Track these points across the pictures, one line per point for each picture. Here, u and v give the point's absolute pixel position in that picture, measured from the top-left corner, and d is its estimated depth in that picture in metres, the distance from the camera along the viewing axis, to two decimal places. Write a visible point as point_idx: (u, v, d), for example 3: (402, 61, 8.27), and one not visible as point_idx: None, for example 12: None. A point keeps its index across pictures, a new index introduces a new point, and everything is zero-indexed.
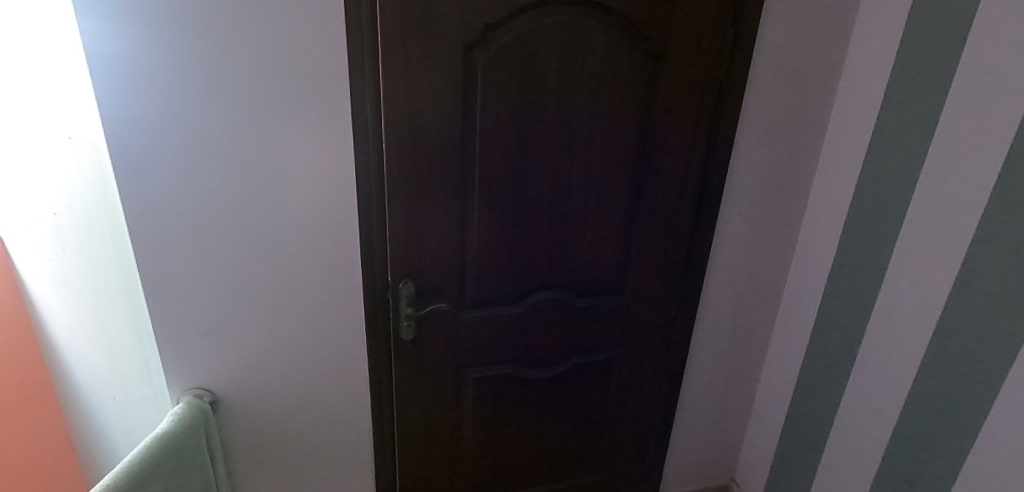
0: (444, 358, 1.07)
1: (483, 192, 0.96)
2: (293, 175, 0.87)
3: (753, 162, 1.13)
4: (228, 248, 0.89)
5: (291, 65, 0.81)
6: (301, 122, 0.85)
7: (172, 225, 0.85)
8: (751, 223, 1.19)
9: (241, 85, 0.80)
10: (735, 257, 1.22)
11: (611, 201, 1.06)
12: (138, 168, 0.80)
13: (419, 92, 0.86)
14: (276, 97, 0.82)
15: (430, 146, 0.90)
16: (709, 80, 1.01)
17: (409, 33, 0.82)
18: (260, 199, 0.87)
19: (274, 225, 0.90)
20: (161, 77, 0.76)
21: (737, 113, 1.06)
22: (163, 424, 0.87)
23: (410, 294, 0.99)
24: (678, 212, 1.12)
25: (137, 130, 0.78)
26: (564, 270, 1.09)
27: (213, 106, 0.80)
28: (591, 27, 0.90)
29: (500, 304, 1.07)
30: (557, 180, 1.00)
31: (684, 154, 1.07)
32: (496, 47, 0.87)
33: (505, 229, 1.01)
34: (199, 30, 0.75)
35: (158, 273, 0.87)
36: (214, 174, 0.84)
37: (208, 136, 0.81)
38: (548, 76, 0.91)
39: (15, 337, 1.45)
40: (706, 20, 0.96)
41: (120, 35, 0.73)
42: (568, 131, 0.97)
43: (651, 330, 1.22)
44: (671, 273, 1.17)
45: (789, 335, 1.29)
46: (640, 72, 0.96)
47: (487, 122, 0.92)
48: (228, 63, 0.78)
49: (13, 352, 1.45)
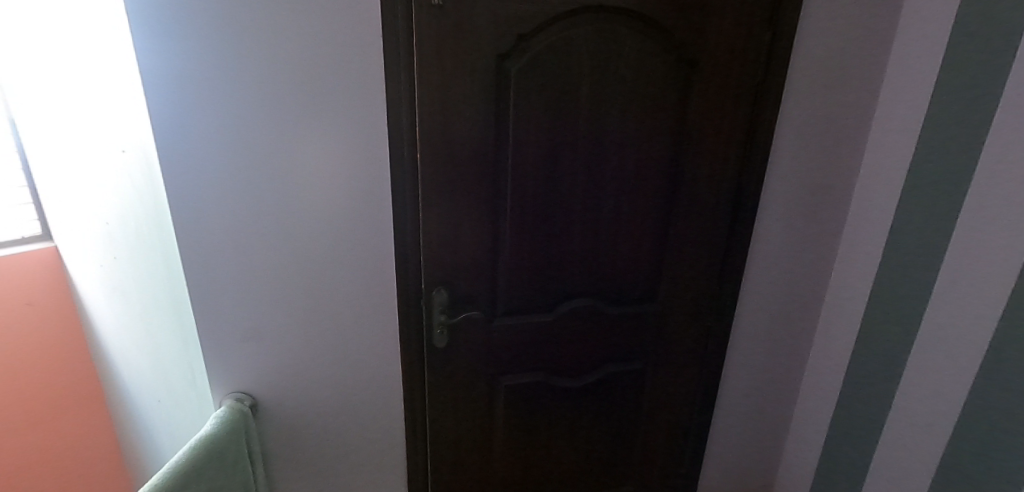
0: (476, 366, 1.08)
1: (516, 201, 0.97)
2: (331, 184, 0.90)
3: (791, 167, 1.10)
4: (269, 256, 0.92)
5: (332, 77, 0.83)
6: (339, 132, 0.87)
7: (217, 232, 0.89)
8: (788, 230, 1.16)
9: (282, 96, 0.83)
10: (773, 265, 1.19)
11: (644, 209, 1.04)
12: (186, 179, 0.84)
13: (454, 103, 0.87)
14: (314, 108, 0.85)
15: (463, 153, 0.91)
16: (744, 85, 1.00)
17: (445, 44, 0.83)
18: (299, 208, 0.90)
19: (312, 232, 0.92)
20: (211, 92, 0.80)
21: (775, 117, 1.04)
22: (207, 427, 0.90)
23: (444, 302, 1.00)
24: (714, 218, 1.10)
25: (187, 141, 0.82)
26: (596, 278, 1.08)
27: (257, 120, 0.83)
28: (624, 35, 0.90)
29: (531, 312, 1.07)
30: (589, 187, 1.00)
31: (720, 159, 1.05)
32: (530, 56, 0.87)
33: (537, 237, 1.01)
34: (244, 45, 0.78)
35: (203, 279, 0.91)
36: (257, 184, 0.87)
37: (251, 146, 0.85)
38: (581, 84, 0.91)
39: None
40: (741, 24, 0.95)
41: (172, 53, 0.76)
42: (600, 139, 0.96)
43: (684, 339, 1.20)
44: (706, 281, 1.15)
45: (830, 345, 1.24)
46: (673, 78, 0.96)
47: (520, 131, 0.92)
48: (270, 76, 0.81)
49: None
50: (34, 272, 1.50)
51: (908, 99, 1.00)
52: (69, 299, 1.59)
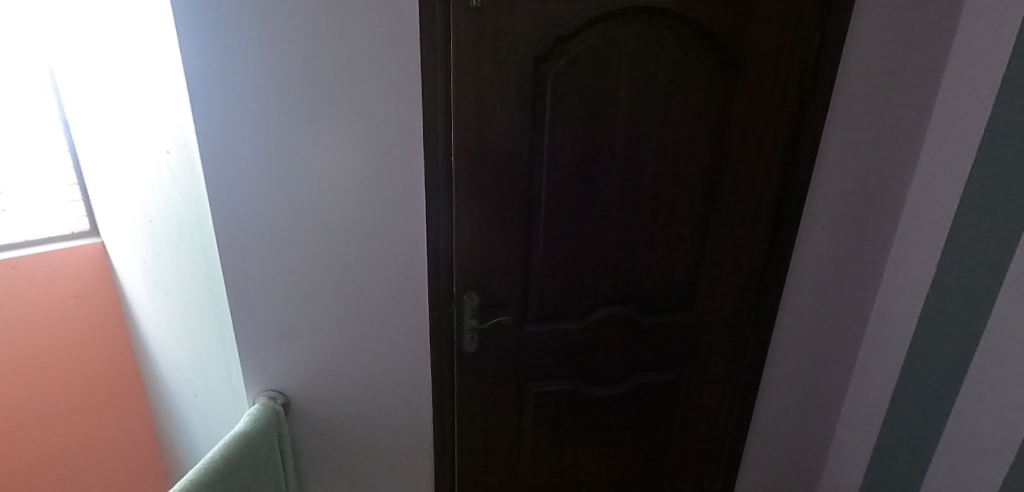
0: (506, 372, 1.06)
1: (551, 206, 0.96)
2: (366, 185, 0.90)
3: (839, 172, 1.05)
4: (301, 256, 0.93)
5: (369, 79, 0.84)
6: (375, 134, 0.87)
7: (252, 231, 0.90)
8: (833, 238, 1.10)
9: (319, 98, 0.83)
10: (817, 274, 1.13)
11: (681, 216, 1.02)
12: (226, 182, 0.85)
13: (489, 105, 0.87)
14: (350, 110, 0.85)
15: (498, 157, 0.90)
16: (789, 87, 0.96)
17: (482, 47, 0.83)
18: (335, 210, 0.91)
19: (344, 234, 0.93)
20: (253, 96, 0.81)
21: (823, 120, 0.99)
22: (241, 424, 0.91)
23: (474, 306, 0.99)
24: (755, 225, 1.06)
25: (227, 141, 0.83)
26: (630, 285, 1.05)
27: (298, 124, 0.84)
28: (664, 37, 0.88)
29: (563, 319, 1.05)
30: (625, 192, 0.98)
31: (764, 164, 1.01)
32: (567, 60, 0.86)
33: (570, 243, 0.99)
34: (285, 48, 0.80)
35: (238, 278, 0.92)
36: (295, 187, 0.88)
37: (288, 146, 0.85)
38: (618, 87, 0.90)
39: None
40: (788, 25, 0.92)
41: (216, 55, 0.78)
42: (637, 143, 0.95)
43: (719, 351, 1.16)
44: (744, 291, 1.11)
45: (875, 362, 1.18)
46: (713, 82, 0.93)
47: (555, 135, 0.91)
48: (308, 78, 0.82)
49: None
50: (81, 267, 1.58)
51: (967, 104, 0.94)
52: (113, 295, 1.66)
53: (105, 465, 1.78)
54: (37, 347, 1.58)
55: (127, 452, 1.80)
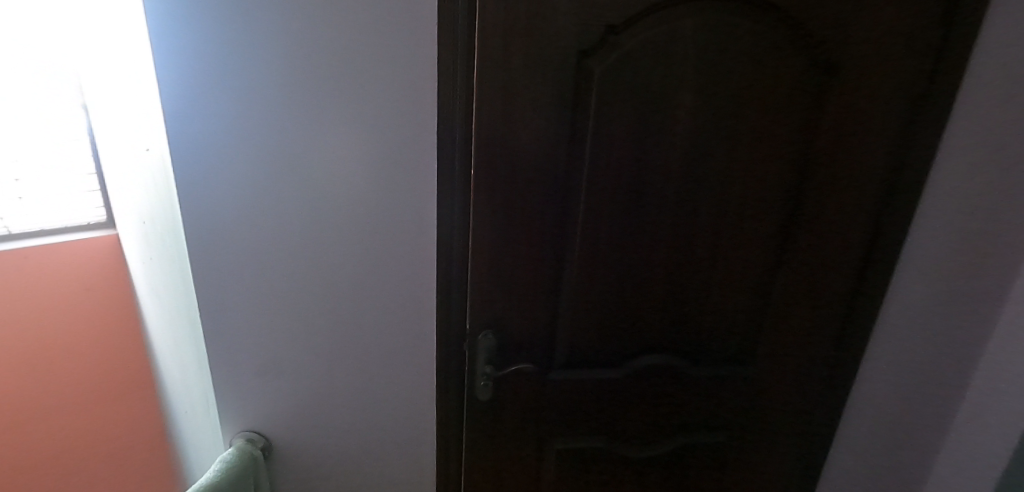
0: (525, 425, 0.90)
1: (588, 233, 0.79)
2: (367, 203, 0.75)
3: (949, 206, 0.83)
4: (286, 281, 0.79)
5: (372, 75, 0.68)
6: (379, 140, 0.72)
7: (226, 250, 0.75)
8: (934, 288, 0.89)
9: (310, 92, 0.68)
10: (909, 329, 0.92)
11: (747, 252, 0.84)
12: (202, 194, 0.71)
13: (518, 109, 0.70)
14: (349, 109, 0.69)
15: (526, 174, 0.74)
16: (896, 99, 0.76)
17: (513, 38, 0.66)
18: (330, 231, 0.76)
19: (340, 256, 0.78)
20: (233, 92, 0.66)
21: (936, 142, 0.79)
22: (210, 474, 0.77)
23: (490, 349, 0.83)
24: (837, 266, 0.86)
25: (199, 142, 0.68)
26: (678, 331, 0.88)
27: (286, 126, 0.69)
28: (744, 31, 0.70)
29: (596, 367, 0.88)
30: (678, 220, 0.80)
31: (855, 193, 0.82)
32: (619, 54, 0.69)
33: (608, 278, 0.82)
34: (273, 30, 0.64)
35: (212, 304, 0.78)
36: (280, 202, 0.73)
37: (272, 150, 0.70)
38: (680, 91, 0.72)
39: (116, 316, 1.49)
40: (903, 18, 0.71)
41: (182, 33, 0.62)
42: (698, 162, 0.77)
43: (781, 412, 0.97)
44: (817, 344, 0.91)
45: (966, 451, 0.92)
46: (801, 90, 0.75)
47: (598, 149, 0.74)
48: (297, 67, 0.66)
49: (114, 332, 1.50)
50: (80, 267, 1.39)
51: None
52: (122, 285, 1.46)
53: (109, 467, 1.62)
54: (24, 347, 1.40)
55: (117, 463, 1.63)
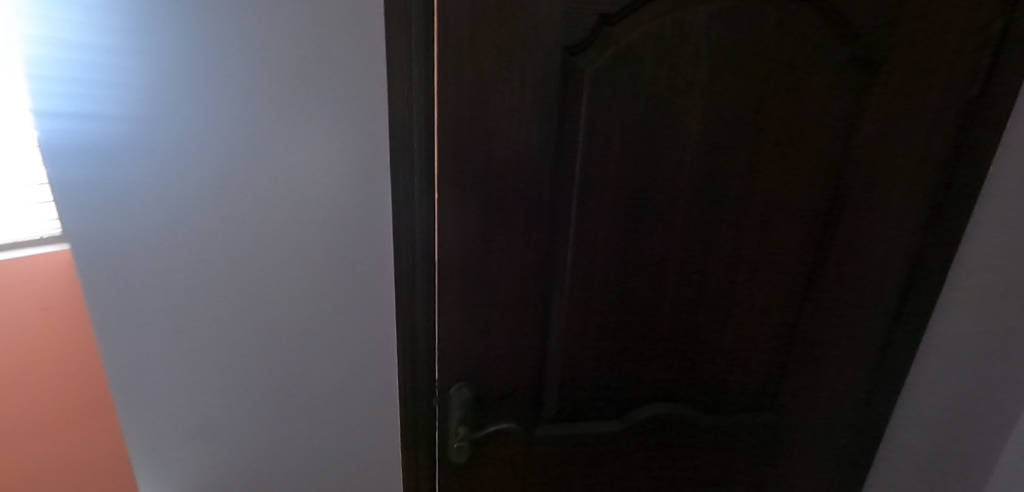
0: (508, 485, 0.78)
1: (580, 269, 0.66)
2: (320, 242, 0.62)
3: (1005, 225, 0.71)
4: (216, 335, 0.64)
5: (329, 91, 0.55)
6: (338, 170, 0.59)
7: (138, 298, 0.59)
8: (982, 322, 0.76)
9: (243, 109, 0.53)
10: (950, 369, 0.79)
11: (769, 287, 0.72)
12: (122, 237, 0.56)
13: (491, 121, 0.57)
14: (292, 127, 0.56)
15: (505, 198, 0.61)
16: (945, 108, 0.64)
17: (482, 33, 0.52)
18: (280, 279, 0.63)
19: (280, 304, 0.64)
20: (169, 115, 0.52)
21: (988, 158, 0.67)
22: None
23: (463, 406, 0.70)
24: (874, 299, 0.74)
25: (100, 165, 0.52)
26: (687, 375, 0.76)
27: (233, 160, 0.56)
28: (767, 22, 0.57)
29: (592, 421, 0.76)
30: (686, 252, 0.68)
31: (898, 216, 0.69)
32: (615, 52, 0.55)
33: (606, 320, 0.70)
34: (224, 44, 0.50)
35: (121, 362, 0.62)
36: (225, 249, 0.59)
37: (194, 178, 0.55)
38: (689, 97, 0.59)
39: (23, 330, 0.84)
40: (959, 7, 0.59)
41: (94, 23, 0.47)
42: (711, 181, 0.65)
43: (806, 462, 0.85)
44: (849, 385, 0.79)
45: None
46: (835, 95, 0.62)
47: (592, 167, 0.61)
48: (225, 75, 0.51)
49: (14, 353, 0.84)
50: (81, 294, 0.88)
51: None
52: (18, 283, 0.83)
53: None
54: (19, 416, 0.85)
55: None
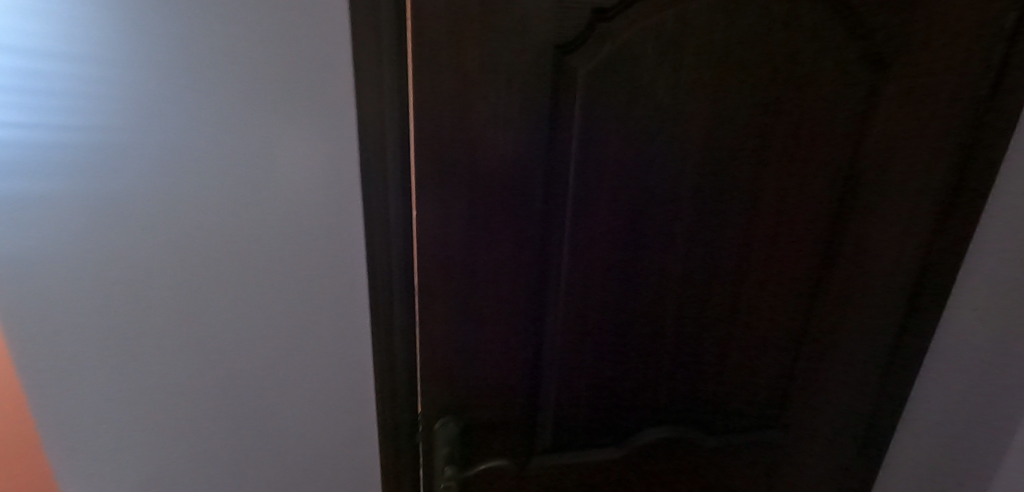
0: None
1: (573, 289, 0.61)
2: (284, 265, 0.55)
3: (1015, 229, 0.68)
4: (168, 370, 0.57)
5: (288, 97, 0.48)
6: (302, 185, 0.52)
7: (80, 329, 0.54)
8: (992, 331, 0.73)
9: (183, 116, 0.47)
10: (957, 378, 0.77)
11: (772, 300, 0.68)
12: (59, 260, 0.50)
13: (474, 130, 0.50)
14: (242, 136, 0.49)
15: (491, 214, 0.55)
16: (958, 108, 0.60)
17: (460, 30, 0.46)
18: (239, 306, 0.56)
19: (240, 335, 0.58)
20: (106, 126, 0.46)
21: (1001, 162, 0.63)
22: None
23: (449, 445, 0.64)
24: (880, 310, 0.70)
25: (26, 179, 0.46)
26: (687, 393, 0.72)
27: (182, 175, 0.49)
28: (775, 18, 0.52)
29: (587, 447, 0.71)
30: (685, 268, 0.63)
31: (907, 222, 0.65)
32: (610, 51, 0.50)
33: (602, 341, 0.65)
34: (167, 44, 0.44)
35: (65, 399, 0.56)
36: (176, 274, 0.53)
37: (131, 193, 0.49)
38: (691, 100, 0.54)
39: None
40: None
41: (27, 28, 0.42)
42: (713, 191, 0.60)
43: (809, 476, 0.82)
44: (854, 399, 0.76)
45: None
46: (843, 97, 0.58)
47: (586, 178, 0.55)
48: (159, 76, 0.45)
49: None
50: None
51: None
52: None
53: None
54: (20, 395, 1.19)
55: None
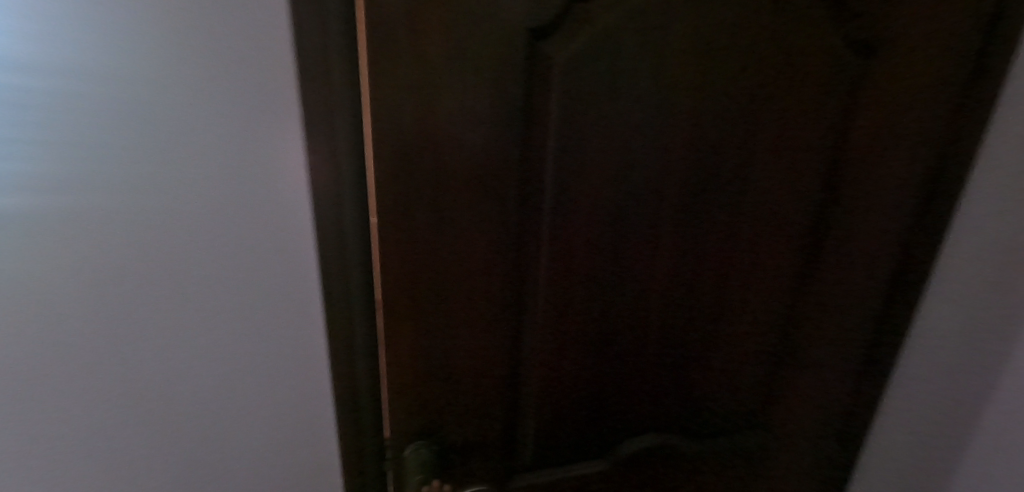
0: None
1: (551, 302, 0.57)
2: (229, 290, 0.50)
3: (988, 224, 0.68)
4: (102, 392, 0.52)
5: (217, 108, 0.41)
6: (242, 206, 0.46)
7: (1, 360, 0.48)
8: (962, 323, 0.74)
9: (92, 122, 0.39)
10: (928, 369, 0.78)
11: (755, 303, 0.66)
12: None
13: (439, 132, 0.45)
14: (168, 144, 0.42)
15: (461, 225, 0.50)
16: (938, 103, 0.59)
17: (419, 19, 0.40)
18: (181, 334, 0.51)
19: (186, 363, 0.53)
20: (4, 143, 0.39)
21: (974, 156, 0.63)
22: None
23: (420, 471, 0.60)
24: (858, 307, 0.70)
25: None
26: (671, 402, 0.69)
27: (101, 199, 0.42)
28: (761, 7, 0.48)
29: (568, 462, 0.69)
30: (668, 275, 0.60)
31: (886, 220, 0.64)
32: (588, 43, 0.44)
33: (584, 353, 0.62)
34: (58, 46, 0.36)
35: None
36: (107, 303, 0.48)
37: (30, 206, 0.41)
38: (672, 97, 0.50)
39: None
40: None
41: None
42: (696, 193, 0.57)
43: (788, 472, 0.82)
44: (832, 396, 0.76)
45: None
46: (827, 92, 0.55)
47: (564, 183, 0.51)
48: (43, 68, 0.36)
49: None
50: None
51: None
52: None
53: None
54: None
55: None
